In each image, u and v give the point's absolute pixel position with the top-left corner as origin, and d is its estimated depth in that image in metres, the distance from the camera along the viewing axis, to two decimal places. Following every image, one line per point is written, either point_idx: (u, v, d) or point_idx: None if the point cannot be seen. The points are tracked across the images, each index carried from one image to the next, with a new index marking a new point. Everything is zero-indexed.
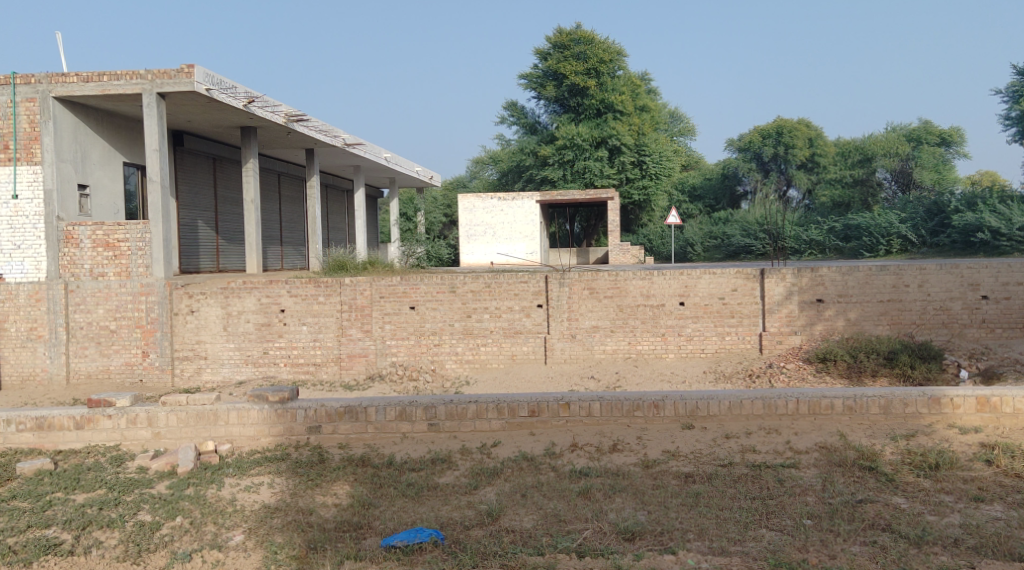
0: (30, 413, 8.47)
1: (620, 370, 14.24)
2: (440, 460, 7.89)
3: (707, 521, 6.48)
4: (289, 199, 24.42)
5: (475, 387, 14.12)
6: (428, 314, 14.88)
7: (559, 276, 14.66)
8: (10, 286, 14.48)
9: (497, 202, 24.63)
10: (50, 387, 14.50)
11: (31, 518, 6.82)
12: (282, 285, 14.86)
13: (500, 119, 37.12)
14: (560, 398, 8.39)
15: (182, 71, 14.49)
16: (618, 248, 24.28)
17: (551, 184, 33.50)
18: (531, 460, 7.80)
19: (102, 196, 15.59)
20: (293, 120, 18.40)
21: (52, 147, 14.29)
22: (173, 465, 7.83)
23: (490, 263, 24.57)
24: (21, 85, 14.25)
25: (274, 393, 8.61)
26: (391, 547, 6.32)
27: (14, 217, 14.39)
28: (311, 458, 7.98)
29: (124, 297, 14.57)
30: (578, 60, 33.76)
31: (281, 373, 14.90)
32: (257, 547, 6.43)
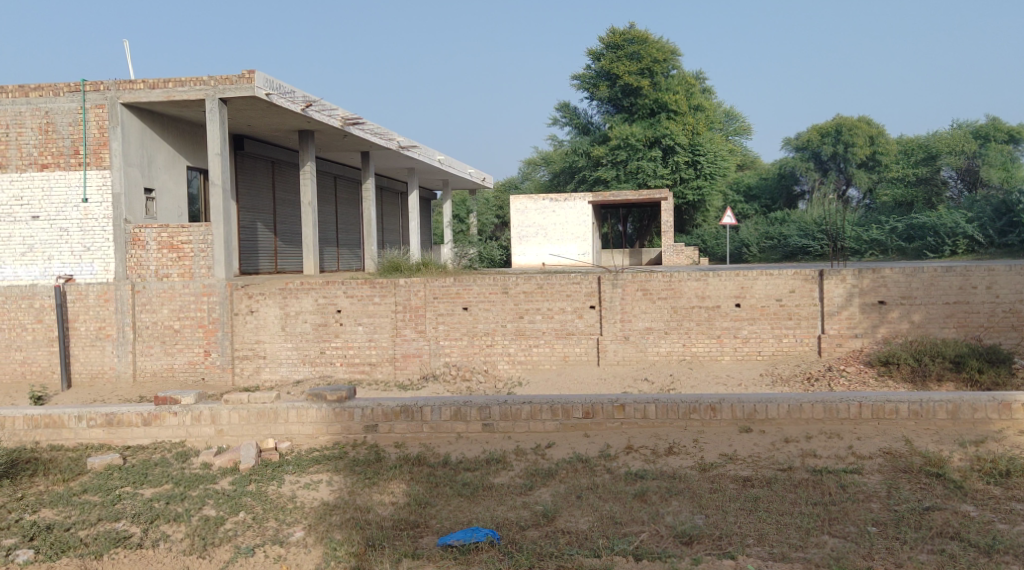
0: (100, 409, 8.72)
1: (675, 373, 14.13)
2: (495, 460, 7.94)
3: (768, 526, 6.43)
4: (345, 202, 24.73)
5: (528, 388, 14.15)
6: (482, 314, 14.95)
7: (612, 277, 14.61)
8: (80, 286, 14.96)
9: (549, 203, 24.65)
10: (117, 385, 14.92)
11: (101, 511, 7.02)
12: (338, 286, 15.03)
13: (553, 119, 37.19)
14: (615, 399, 8.39)
15: (244, 76, 14.76)
16: (672, 249, 24.15)
17: (604, 184, 33.50)
18: (585, 462, 7.81)
19: (167, 199, 15.99)
20: (349, 123, 18.64)
21: (120, 152, 14.71)
22: (235, 462, 8.00)
23: (542, 264, 24.58)
24: (90, 92, 14.70)
25: (332, 392, 8.78)
26: (448, 546, 6.37)
27: (84, 220, 14.88)
28: (368, 457, 8.10)
29: (188, 298, 14.93)
30: (632, 60, 33.69)
31: (337, 373, 15.05)
32: (317, 543, 6.54)
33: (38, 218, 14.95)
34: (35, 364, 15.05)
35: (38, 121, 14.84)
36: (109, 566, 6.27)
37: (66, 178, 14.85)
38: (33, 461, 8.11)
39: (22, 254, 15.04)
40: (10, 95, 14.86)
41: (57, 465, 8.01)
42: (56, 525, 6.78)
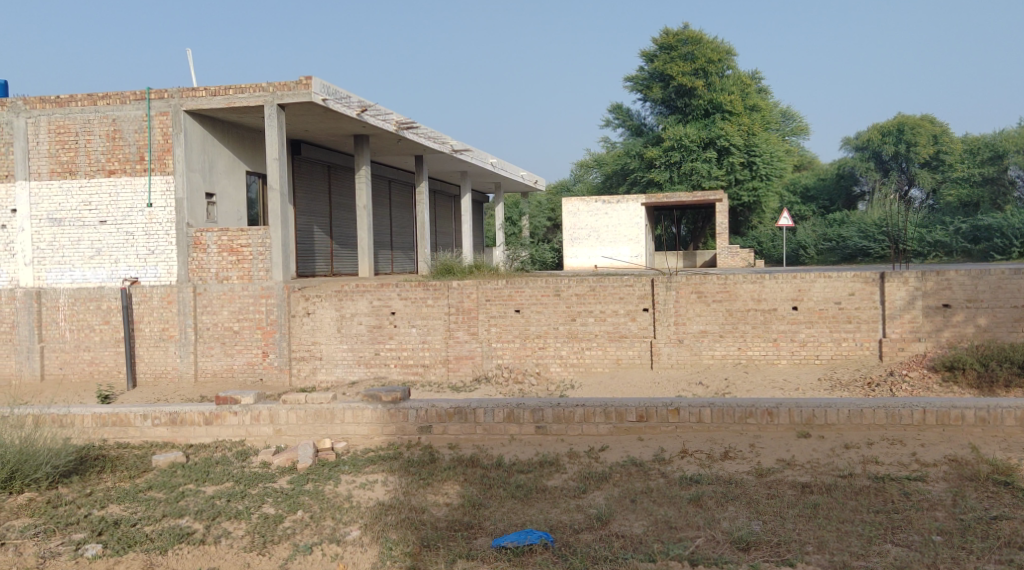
0: (164, 408, 8.93)
1: (730, 377, 13.96)
2: (549, 463, 7.95)
3: (828, 534, 6.33)
4: (398, 205, 24.97)
5: (580, 391, 14.12)
6: (534, 317, 14.96)
7: (665, 279, 14.49)
8: (144, 289, 15.35)
9: (602, 205, 24.57)
10: (180, 384, 15.27)
11: (165, 508, 7.18)
12: (393, 288, 15.18)
13: (605, 121, 37.08)
14: (669, 403, 8.35)
15: (301, 82, 14.99)
16: (726, 251, 23.88)
17: (657, 186, 33.32)
18: (639, 465, 7.78)
19: (227, 204, 16.32)
20: (404, 127, 18.80)
21: (183, 158, 15.06)
22: (293, 461, 8.13)
23: (594, 266, 24.51)
24: (155, 100, 15.07)
25: (387, 394, 8.91)
26: (502, 547, 6.39)
27: (148, 224, 15.26)
28: (422, 458, 8.17)
29: (247, 300, 15.22)
30: (686, 60, 33.46)
31: (392, 374, 15.18)
32: (374, 543, 6.61)
33: (105, 223, 15.36)
34: (103, 364, 15.50)
35: (106, 129, 15.26)
36: (173, 561, 6.40)
37: (131, 183, 15.23)
38: (102, 458, 8.34)
39: (89, 257, 15.46)
40: (79, 103, 15.30)
41: (123, 463, 8.22)
42: (123, 520, 6.95)
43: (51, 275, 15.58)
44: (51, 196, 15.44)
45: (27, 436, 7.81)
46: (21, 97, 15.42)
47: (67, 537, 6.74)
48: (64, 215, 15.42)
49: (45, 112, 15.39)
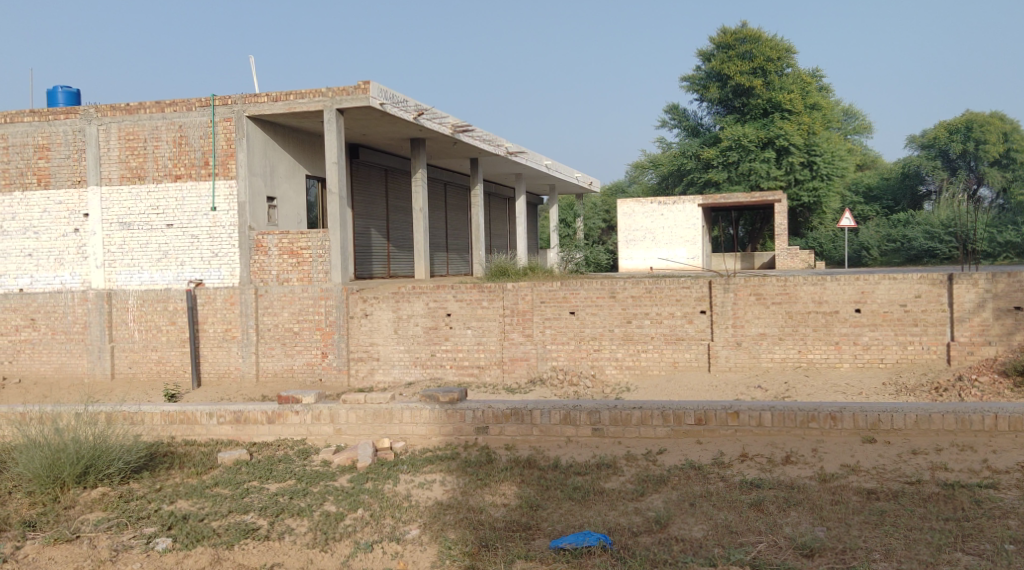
0: (229, 407, 9.11)
1: (790, 380, 13.71)
2: (606, 465, 7.92)
3: (895, 541, 6.20)
4: (454, 208, 25.12)
5: (636, 394, 14.03)
6: (589, 319, 14.91)
7: (723, 281, 14.33)
8: (208, 290, 15.68)
9: (658, 206, 24.43)
10: (242, 384, 15.57)
11: (231, 504, 7.32)
12: (448, 290, 15.26)
13: (661, 122, 36.83)
14: (728, 407, 8.24)
15: (359, 87, 15.15)
16: (786, 253, 23.52)
17: (715, 187, 32.98)
18: (699, 469, 7.71)
19: (287, 207, 16.61)
20: (459, 130, 18.89)
21: (245, 163, 15.38)
22: (353, 460, 8.23)
23: (650, 268, 24.35)
24: (219, 106, 15.41)
25: (444, 394, 8.96)
26: (560, 549, 6.38)
27: (213, 227, 15.60)
28: (479, 458, 8.20)
29: (307, 301, 15.46)
30: (744, 60, 33.05)
31: (447, 375, 15.25)
32: (433, 541, 6.65)
33: (171, 226, 15.73)
34: (169, 363, 15.87)
35: (172, 135, 15.63)
36: (239, 556, 6.51)
37: (197, 188, 15.58)
38: (171, 455, 8.54)
39: (156, 260, 15.83)
40: (147, 110, 15.70)
41: (191, 459, 8.41)
42: (191, 516, 7.10)
43: (121, 277, 15.98)
44: (121, 201, 15.85)
45: (101, 433, 8.04)
46: (93, 105, 15.85)
47: (138, 531, 6.90)
48: (132, 219, 15.84)
49: (115, 119, 15.80)
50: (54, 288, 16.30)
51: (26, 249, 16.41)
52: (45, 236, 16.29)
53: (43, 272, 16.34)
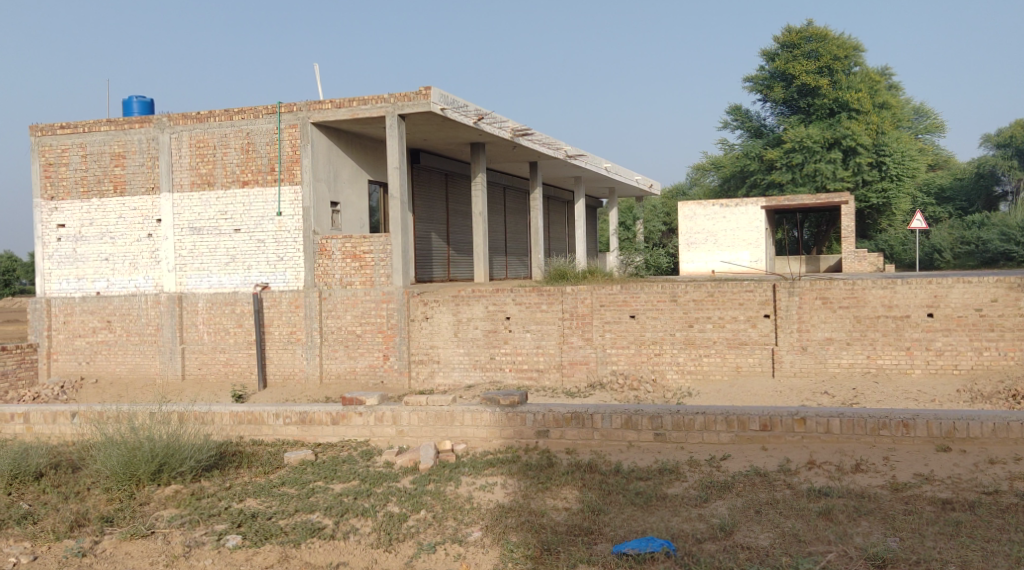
0: (295, 408, 9.23)
1: (858, 387, 13.36)
2: (668, 471, 7.82)
3: (972, 553, 6.01)
4: (513, 212, 25.16)
5: (699, 398, 13.81)
6: (650, 323, 14.73)
7: (788, 285, 14.04)
8: (274, 293, 15.98)
9: (719, 209, 24.15)
10: (306, 386, 15.80)
11: (298, 503, 7.41)
12: (508, 293, 15.25)
13: (724, 123, 36.44)
14: (795, 413, 8.08)
15: (421, 92, 15.25)
16: (853, 256, 23.02)
17: (778, 188, 32.62)
18: (764, 476, 7.55)
19: (350, 212, 16.82)
20: (519, 134, 18.90)
21: (310, 169, 15.63)
22: (416, 461, 8.27)
23: (712, 272, 24.05)
24: (285, 114, 15.68)
25: (505, 397, 8.96)
26: (623, 554, 6.31)
27: (278, 232, 15.90)
28: (540, 462, 8.17)
29: (369, 304, 15.62)
30: (810, 59, 32.44)
31: (507, 379, 15.26)
32: (495, 544, 6.63)
33: (239, 231, 16.09)
34: (236, 365, 16.18)
35: (240, 142, 15.95)
36: (306, 554, 6.58)
37: (263, 193, 15.89)
38: (240, 454, 8.70)
39: (225, 264, 16.19)
40: (217, 118, 16.04)
41: (258, 459, 8.54)
42: (259, 513, 7.21)
43: (192, 280, 16.38)
44: (191, 206, 16.25)
45: (173, 431, 8.21)
46: (166, 114, 16.26)
47: (209, 527, 7.02)
48: (202, 224, 16.22)
49: (187, 128, 16.19)
50: (129, 291, 16.76)
51: (103, 254, 16.89)
52: (120, 241, 16.76)
53: (119, 276, 16.82)
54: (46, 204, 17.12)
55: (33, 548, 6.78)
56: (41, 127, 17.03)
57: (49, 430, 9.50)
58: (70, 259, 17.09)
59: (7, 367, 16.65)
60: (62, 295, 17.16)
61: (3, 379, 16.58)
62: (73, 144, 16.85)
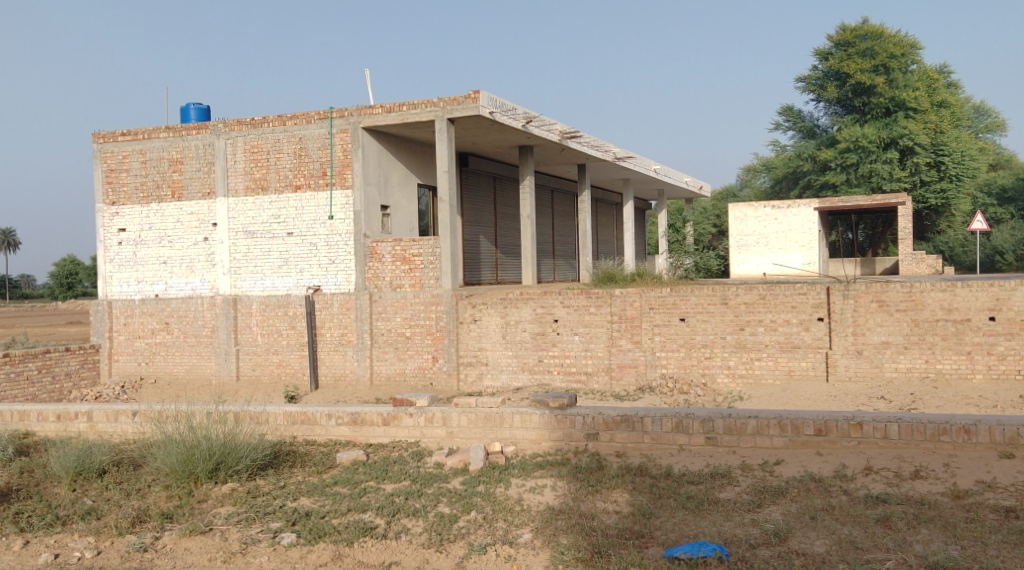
0: (347, 409, 9.31)
1: (916, 392, 13.04)
2: (720, 475, 7.72)
3: None
4: (562, 214, 25.13)
5: (750, 402, 13.58)
6: (700, 326, 14.57)
7: (842, 288, 13.81)
8: (325, 296, 16.16)
9: (771, 211, 23.82)
10: (357, 387, 15.94)
11: (350, 502, 7.47)
12: (556, 296, 15.20)
13: (776, 124, 36.03)
14: (851, 417, 7.92)
15: (469, 96, 15.28)
16: (910, 258, 22.55)
17: (833, 189, 32.15)
18: (819, 482, 7.41)
19: (400, 215, 16.94)
20: (568, 136, 18.86)
21: (360, 173, 15.78)
22: (465, 463, 8.28)
23: (763, 274, 23.75)
24: (337, 119, 15.85)
25: (554, 399, 8.85)
26: (675, 558, 6.24)
27: (330, 236, 16.07)
28: (590, 465, 8.12)
29: (418, 306, 15.70)
30: (865, 57, 31.92)
31: (555, 381, 15.22)
32: (545, 546, 6.61)
33: (291, 234, 16.29)
34: (289, 366, 16.40)
35: (293, 147, 16.15)
36: (359, 553, 6.62)
37: (315, 198, 16.08)
38: (293, 454, 8.80)
39: (278, 267, 16.41)
40: (270, 124, 16.26)
41: (312, 458, 8.63)
42: (313, 512, 7.28)
43: (246, 283, 16.63)
44: (246, 210, 16.51)
45: (230, 431, 8.33)
46: (222, 120, 16.53)
47: (265, 525, 7.11)
48: (256, 228, 16.46)
49: (241, 133, 16.43)
50: (186, 293, 17.06)
51: (162, 257, 17.22)
52: (178, 244, 17.08)
53: (176, 279, 17.13)
54: (108, 209, 17.53)
55: (97, 543, 6.92)
56: (103, 134, 17.43)
57: (111, 429, 9.71)
58: (130, 263, 17.47)
59: (71, 367, 17.11)
60: (123, 298, 17.54)
61: (67, 379, 17.02)
62: (134, 151, 17.22)
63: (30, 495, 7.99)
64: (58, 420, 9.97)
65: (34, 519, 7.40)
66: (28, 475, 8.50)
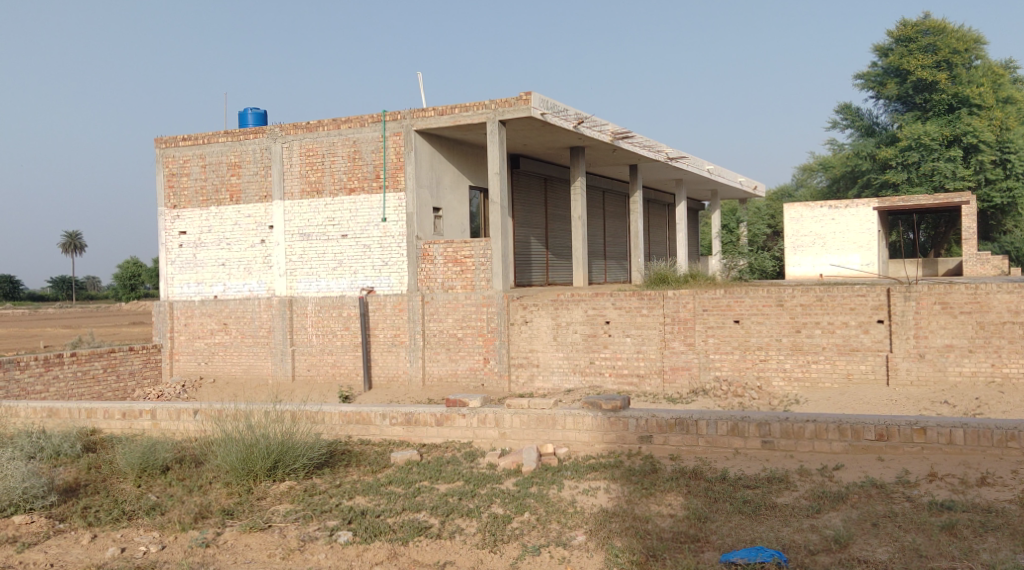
0: (401, 408, 9.35)
1: (981, 396, 12.64)
2: (777, 480, 7.59)
3: None
4: (613, 216, 25.00)
5: (807, 406, 13.32)
6: (755, 328, 14.36)
7: (903, 289, 13.50)
8: (379, 297, 16.29)
9: (828, 211, 23.39)
10: (410, 388, 16.04)
11: (405, 502, 7.50)
12: (608, 297, 15.11)
13: (833, 123, 35.45)
14: (914, 422, 7.73)
15: (521, 98, 15.26)
16: (975, 259, 21.97)
17: (892, 188, 31.38)
18: (881, 487, 7.24)
19: (452, 217, 17.00)
20: (620, 137, 18.74)
21: (413, 175, 15.87)
22: (518, 464, 8.26)
23: (819, 275, 23.41)
24: (390, 122, 15.98)
25: (607, 401, 8.77)
26: (732, 563, 6.14)
27: (383, 237, 16.19)
28: (644, 467, 8.04)
29: (470, 307, 15.73)
30: (926, 53, 31.29)
31: (607, 383, 15.12)
32: (599, 549, 6.55)
33: (346, 236, 16.45)
34: (343, 367, 16.54)
35: (347, 150, 16.31)
36: (414, 552, 6.64)
37: (369, 200, 16.21)
38: (348, 453, 8.86)
39: (332, 268, 16.58)
40: (325, 128, 16.43)
41: (366, 458, 8.69)
42: (368, 511, 7.31)
43: (302, 284, 16.83)
44: (301, 213, 16.71)
45: (288, 429, 8.42)
46: (278, 124, 16.77)
47: (322, 523, 7.16)
48: (311, 230, 16.66)
49: (297, 137, 16.64)
50: (244, 295, 17.32)
51: (221, 259, 17.51)
52: (236, 246, 17.35)
53: (235, 280, 17.41)
54: (169, 212, 17.90)
55: (161, 538, 7.04)
56: (165, 139, 17.82)
57: (174, 427, 9.89)
58: (191, 264, 17.81)
59: (135, 366, 17.51)
60: (184, 299, 17.88)
61: (130, 378, 17.41)
62: (194, 155, 17.56)
63: (97, 490, 8.17)
64: (123, 418, 10.18)
65: (101, 513, 7.56)
66: (95, 471, 8.70)
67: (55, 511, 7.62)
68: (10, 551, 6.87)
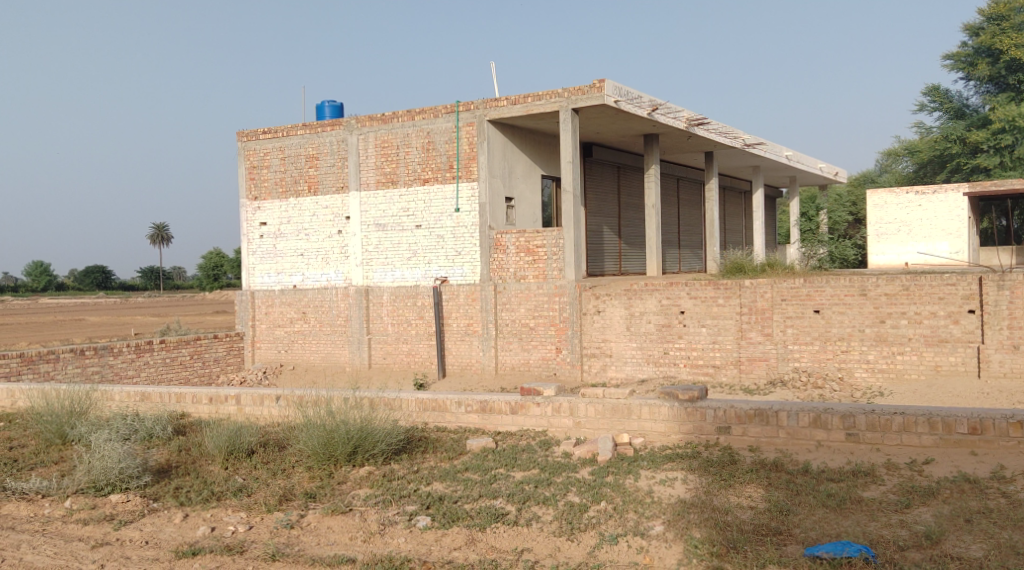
0: (476, 396, 9.34)
1: None
2: (863, 473, 7.33)
3: None
4: (688, 204, 24.63)
5: (891, 398, 12.91)
6: (836, 318, 13.95)
7: (997, 278, 12.90)
8: (452, 286, 16.34)
9: (915, 197, 22.63)
10: (483, 376, 16.08)
11: (482, 489, 7.48)
12: (683, 287, 14.88)
13: (920, 105, 34.32)
14: (1011, 415, 7.39)
15: (594, 85, 15.08)
16: None
17: (984, 173, 30.30)
18: (974, 483, 6.93)
19: (524, 207, 16.94)
20: (695, 123, 18.39)
21: (486, 165, 15.85)
22: (594, 453, 8.17)
23: (905, 264, 22.74)
24: (463, 112, 15.98)
25: (683, 392, 8.64)
26: (816, 557, 5.95)
27: (457, 228, 16.24)
28: (722, 458, 7.86)
29: (542, 297, 15.66)
30: (1020, 31, 30.01)
31: (681, 374, 14.90)
32: (678, 540, 6.43)
33: (420, 227, 16.55)
34: (418, 355, 16.68)
35: (422, 141, 16.39)
36: (492, 538, 6.62)
37: (443, 190, 16.27)
38: (425, 440, 8.90)
39: (407, 258, 16.70)
40: (400, 119, 16.54)
41: (442, 445, 8.70)
42: (446, 497, 7.32)
43: (378, 274, 17.00)
44: (377, 203, 16.85)
45: (366, 416, 8.48)
46: (354, 116, 16.93)
47: (400, 508, 7.19)
48: (387, 221, 16.80)
49: (373, 128, 16.77)
50: (322, 284, 17.58)
51: (299, 249, 17.79)
52: (314, 237, 17.61)
53: (313, 270, 17.68)
54: (251, 204, 18.27)
55: (247, 518, 7.17)
56: (246, 133, 18.16)
57: (258, 412, 10.07)
58: (271, 254, 18.13)
59: (219, 353, 17.96)
60: (265, 288, 18.23)
61: (215, 364, 17.86)
62: (274, 147, 17.86)
63: (187, 471, 8.36)
64: (210, 402, 10.41)
65: (191, 493, 7.74)
66: (185, 453, 8.92)
67: (149, 491, 7.83)
68: (108, 528, 7.07)
